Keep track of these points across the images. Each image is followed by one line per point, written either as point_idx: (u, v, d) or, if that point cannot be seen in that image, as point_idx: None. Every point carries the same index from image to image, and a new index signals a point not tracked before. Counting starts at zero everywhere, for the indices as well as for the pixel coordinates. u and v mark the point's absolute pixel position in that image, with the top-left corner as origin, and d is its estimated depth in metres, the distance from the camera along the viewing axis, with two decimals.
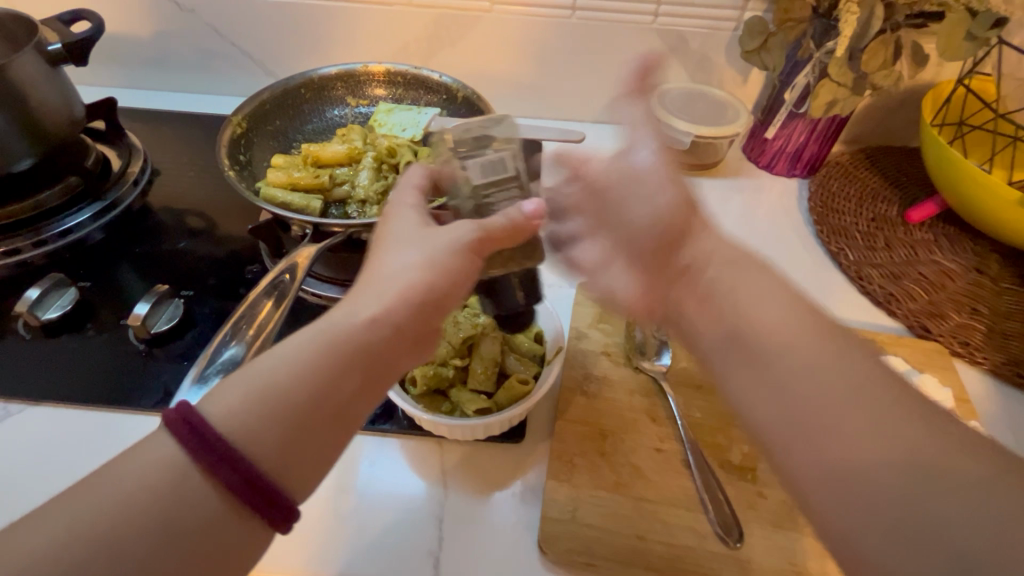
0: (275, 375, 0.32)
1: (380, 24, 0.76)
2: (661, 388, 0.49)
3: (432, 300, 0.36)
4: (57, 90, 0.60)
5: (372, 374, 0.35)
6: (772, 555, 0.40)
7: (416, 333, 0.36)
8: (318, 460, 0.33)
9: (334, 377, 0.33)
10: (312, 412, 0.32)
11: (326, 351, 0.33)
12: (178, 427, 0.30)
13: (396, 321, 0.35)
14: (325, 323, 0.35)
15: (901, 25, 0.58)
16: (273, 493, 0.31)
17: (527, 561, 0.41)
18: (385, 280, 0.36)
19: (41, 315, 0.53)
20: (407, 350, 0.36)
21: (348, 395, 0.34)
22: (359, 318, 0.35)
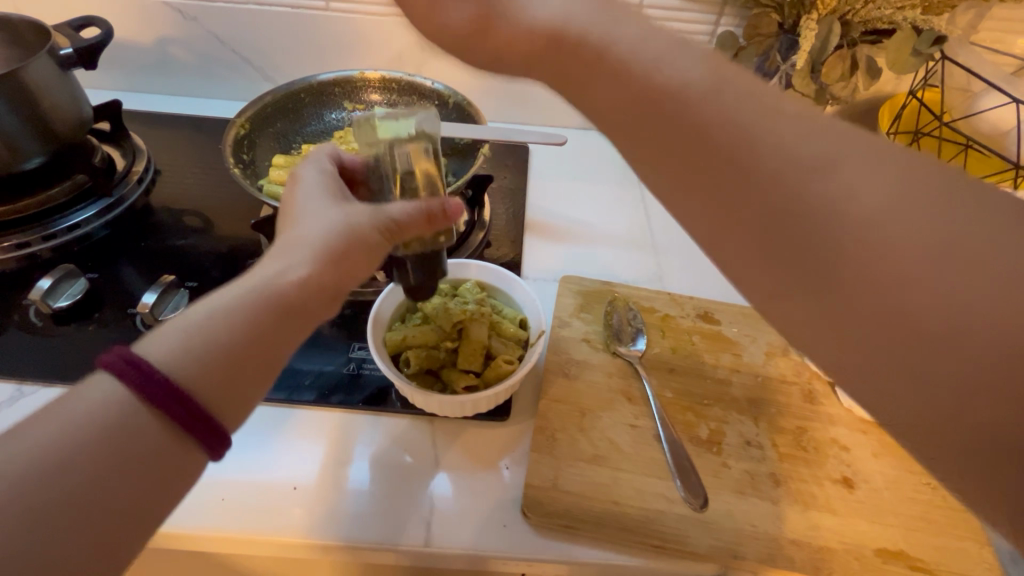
0: (201, 328, 0.32)
1: (376, 32, 0.81)
2: (636, 370, 0.54)
3: (348, 255, 0.38)
4: (67, 92, 0.63)
5: (297, 321, 0.35)
6: (734, 518, 0.44)
7: (335, 283, 0.37)
8: (245, 403, 0.33)
9: (260, 326, 0.34)
10: (243, 358, 0.33)
11: (249, 305, 0.34)
12: (120, 371, 0.30)
13: (317, 271, 0.36)
14: (244, 282, 0.35)
15: (856, 41, 0.64)
16: (213, 427, 0.31)
17: (511, 526, 0.44)
18: (300, 243, 0.37)
19: (52, 303, 0.56)
20: (327, 305, 0.37)
21: (275, 345, 0.34)
22: (286, 275, 0.35)
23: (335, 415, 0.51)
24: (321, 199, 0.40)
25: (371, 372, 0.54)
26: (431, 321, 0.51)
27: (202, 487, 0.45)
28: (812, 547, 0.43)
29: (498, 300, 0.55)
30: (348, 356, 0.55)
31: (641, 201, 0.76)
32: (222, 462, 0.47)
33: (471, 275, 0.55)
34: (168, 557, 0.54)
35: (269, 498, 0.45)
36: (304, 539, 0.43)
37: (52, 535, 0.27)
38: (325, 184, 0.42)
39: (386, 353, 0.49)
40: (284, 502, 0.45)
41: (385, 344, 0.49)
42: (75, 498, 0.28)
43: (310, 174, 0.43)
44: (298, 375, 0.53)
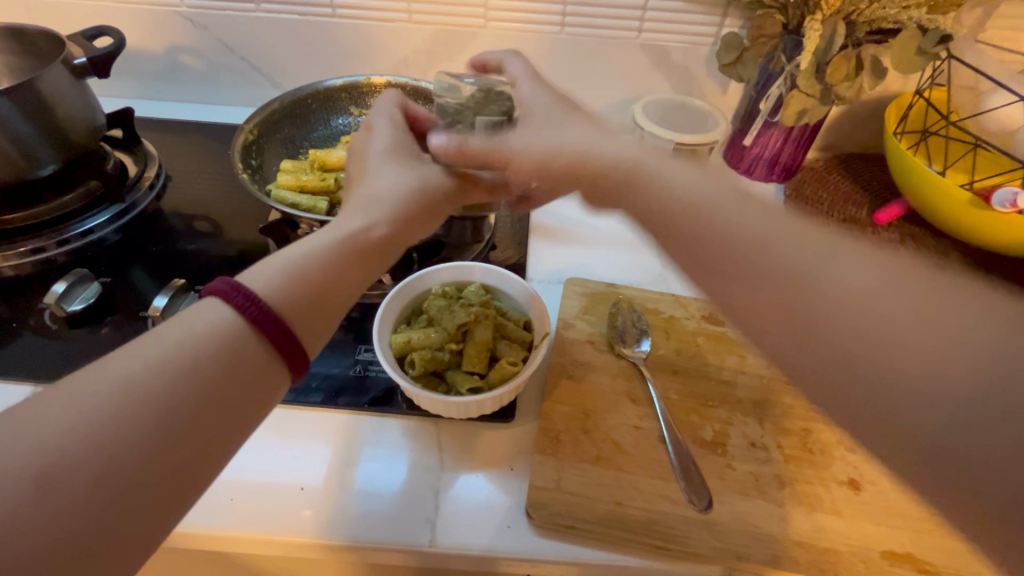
0: (293, 270, 0.36)
1: (382, 38, 0.82)
2: (640, 372, 0.54)
3: (421, 206, 0.43)
4: (81, 101, 0.65)
5: (383, 257, 0.41)
6: (739, 519, 0.44)
7: (411, 225, 0.43)
8: (321, 332, 0.36)
9: (342, 268, 0.38)
10: (326, 293, 0.36)
11: (338, 251, 0.38)
12: (228, 295, 0.33)
13: (399, 218, 0.41)
14: (322, 232, 0.39)
15: (861, 41, 0.63)
16: (298, 347, 0.34)
17: (516, 527, 0.44)
18: (375, 198, 0.42)
19: (66, 307, 0.57)
20: (394, 257, 0.42)
21: (351, 285, 0.38)
22: (366, 227, 0.40)
23: (342, 416, 0.51)
24: (391, 166, 0.44)
25: (377, 373, 0.54)
26: (436, 323, 0.51)
27: (214, 487, 0.46)
28: (818, 549, 0.43)
29: (501, 301, 0.56)
30: (354, 358, 0.56)
31: None
32: (231, 464, 0.47)
33: (476, 278, 0.56)
34: (179, 556, 0.55)
35: (277, 500, 0.45)
36: (312, 540, 0.43)
37: (176, 417, 0.29)
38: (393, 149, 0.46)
39: (391, 356, 0.49)
40: (294, 502, 0.46)
41: (389, 346, 0.50)
42: (196, 394, 0.30)
43: (370, 145, 0.47)
44: (305, 377, 0.54)
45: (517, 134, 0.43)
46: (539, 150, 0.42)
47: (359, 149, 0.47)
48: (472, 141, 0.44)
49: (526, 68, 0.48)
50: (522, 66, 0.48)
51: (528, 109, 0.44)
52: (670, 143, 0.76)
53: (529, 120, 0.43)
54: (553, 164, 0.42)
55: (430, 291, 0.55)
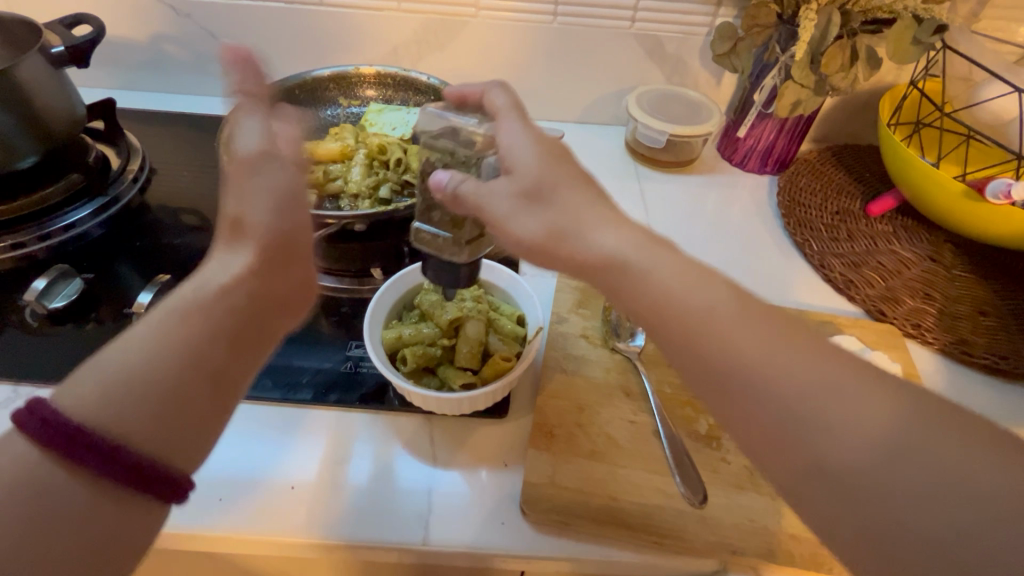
0: (127, 360, 0.32)
1: (371, 27, 0.80)
2: (635, 365, 0.53)
3: (294, 247, 0.39)
4: (59, 91, 0.63)
5: (262, 320, 0.37)
6: (733, 513, 0.44)
7: (286, 281, 0.38)
8: (193, 439, 0.33)
9: (189, 353, 0.33)
10: (184, 393, 0.33)
11: (183, 317, 0.34)
12: (34, 430, 0.29)
13: (260, 271, 0.37)
14: (186, 285, 0.36)
15: (856, 31, 0.63)
16: (159, 478, 0.31)
17: (510, 523, 0.44)
18: (249, 228, 0.37)
19: (47, 304, 0.56)
20: (269, 318, 0.37)
21: (214, 367, 0.34)
22: (210, 289, 0.36)
23: (332, 414, 0.50)
24: (268, 174, 0.38)
25: (369, 368, 0.54)
26: (429, 318, 0.51)
27: (202, 487, 0.45)
28: (813, 542, 0.43)
29: (495, 295, 0.55)
30: (345, 354, 0.55)
31: (640, 196, 0.76)
32: (220, 463, 0.47)
33: None
34: (167, 558, 0.54)
35: (266, 498, 0.45)
36: (302, 539, 0.43)
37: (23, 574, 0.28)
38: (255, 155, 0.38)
39: (382, 352, 0.48)
40: (283, 500, 0.45)
41: (380, 341, 0.49)
42: (46, 544, 0.29)
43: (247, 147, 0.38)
44: (296, 373, 0.53)
45: (499, 187, 0.37)
46: (530, 225, 0.36)
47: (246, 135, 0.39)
48: (465, 189, 0.37)
49: (511, 102, 0.40)
50: (504, 100, 0.40)
51: (511, 165, 0.37)
52: (664, 134, 0.76)
53: (513, 177, 0.37)
54: (533, 246, 0.37)
55: (421, 285, 0.54)
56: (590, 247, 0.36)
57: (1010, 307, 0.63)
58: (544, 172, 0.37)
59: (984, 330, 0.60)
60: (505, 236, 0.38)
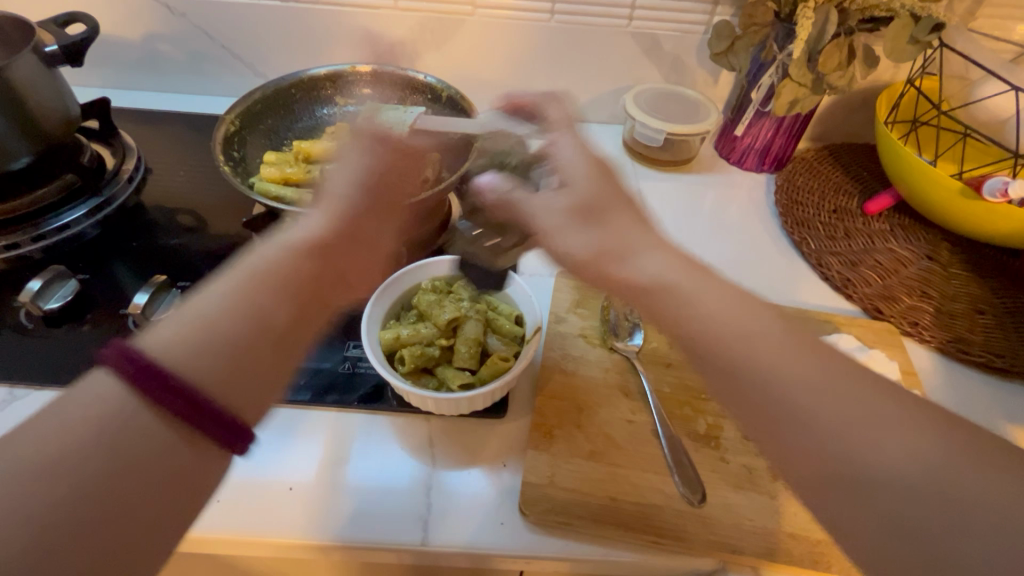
0: (207, 312, 0.36)
1: (367, 26, 0.80)
2: (633, 365, 0.53)
3: (367, 217, 0.44)
4: (54, 91, 0.63)
5: (329, 287, 0.41)
6: (732, 512, 0.44)
7: (355, 250, 0.44)
8: (258, 391, 0.36)
9: (261, 310, 0.38)
10: (252, 348, 0.36)
11: (255, 279, 0.38)
12: (118, 366, 0.32)
13: (334, 237, 0.42)
14: (264, 249, 0.41)
15: (854, 29, 0.62)
16: (230, 422, 0.34)
17: (509, 523, 0.44)
18: (334, 197, 0.43)
19: (43, 305, 0.55)
20: (337, 287, 0.42)
21: (280, 328, 0.38)
22: (279, 254, 0.40)
23: (330, 415, 0.50)
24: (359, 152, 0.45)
25: (367, 369, 0.54)
26: (427, 318, 0.50)
27: None
28: (811, 541, 0.43)
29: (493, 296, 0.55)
30: (343, 355, 0.54)
31: (638, 195, 0.76)
32: None
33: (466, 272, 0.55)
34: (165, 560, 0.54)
35: (264, 499, 0.45)
36: (301, 539, 0.43)
37: (91, 510, 0.30)
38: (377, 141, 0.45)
39: (380, 352, 0.48)
40: (282, 501, 0.45)
41: (378, 343, 0.49)
42: (111, 486, 0.30)
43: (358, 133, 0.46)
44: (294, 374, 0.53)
45: (556, 199, 0.40)
46: (578, 241, 0.39)
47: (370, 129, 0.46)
48: (518, 196, 0.41)
49: (564, 118, 0.46)
50: (560, 114, 0.46)
51: (567, 179, 0.41)
52: (661, 133, 0.76)
53: (569, 192, 0.40)
54: (578, 261, 0.39)
55: (419, 285, 0.54)
56: (636, 269, 0.38)
57: (1006, 305, 0.63)
58: (597, 190, 0.41)
59: (980, 328, 0.60)
60: (554, 248, 0.40)
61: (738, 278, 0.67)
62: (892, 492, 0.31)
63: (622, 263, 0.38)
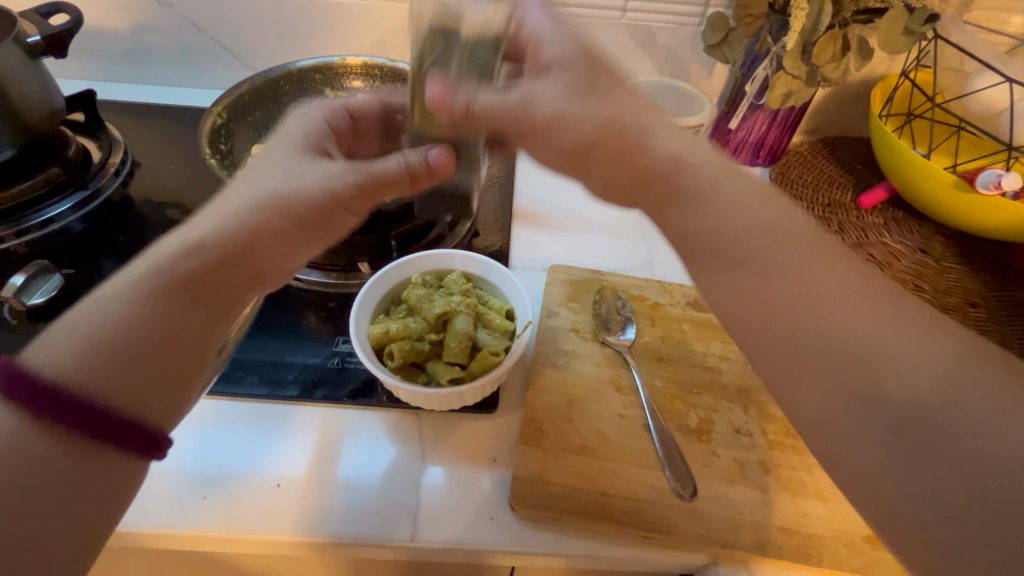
0: (99, 317, 0.32)
1: (358, 18, 0.79)
2: (625, 359, 0.53)
3: (305, 220, 0.39)
4: (37, 82, 0.61)
5: (238, 286, 0.37)
6: (723, 506, 0.44)
7: (285, 249, 0.39)
8: (171, 396, 0.34)
9: (162, 312, 0.33)
10: (158, 354, 0.33)
11: (151, 278, 0.34)
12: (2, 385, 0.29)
13: (261, 233, 0.37)
14: (168, 243, 0.36)
15: (848, 20, 0.62)
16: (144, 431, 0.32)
17: (499, 518, 0.44)
18: (272, 197, 0.37)
19: (26, 301, 0.54)
20: (245, 283, 0.38)
21: (186, 331, 0.34)
22: (182, 247, 0.35)
23: (320, 411, 0.50)
24: (287, 147, 0.41)
25: (357, 364, 0.53)
26: (416, 313, 0.50)
27: (187, 484, 0.44)
28: (802, 535, 0.43)
29: (484, 290, 0.54)
30: (332, 350, 0.54)
31: None
32: (206, 461, 0.46)
33: (456, 266, 0.54)
34: (153, 558, 0.53)
35: (252, 496, 0.44)
36: (289, 536, 0.42)
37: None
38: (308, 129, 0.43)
39: (369, 347, 0.47)
40: (271, 498, 0.44)
41: (368, 337, 0.48)
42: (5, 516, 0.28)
43: (292, 131, 0.42)
44: (282, 369, 0.52)
45: (539, 98, 0.38)
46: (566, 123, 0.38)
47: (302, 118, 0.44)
48: (481, 98, 0.38)
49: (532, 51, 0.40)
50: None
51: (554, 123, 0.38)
52: None
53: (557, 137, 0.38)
54: (561, 142, 0.38)
55: (409, 279, 0.53)
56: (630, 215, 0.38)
57: (999, 298, 0.63)
58: (596, 138, 0.38)
59: (973, 322, 0.60)
60: (546, 146, 0.39)
61: None
62: (883, 486, 0.31)
63: None
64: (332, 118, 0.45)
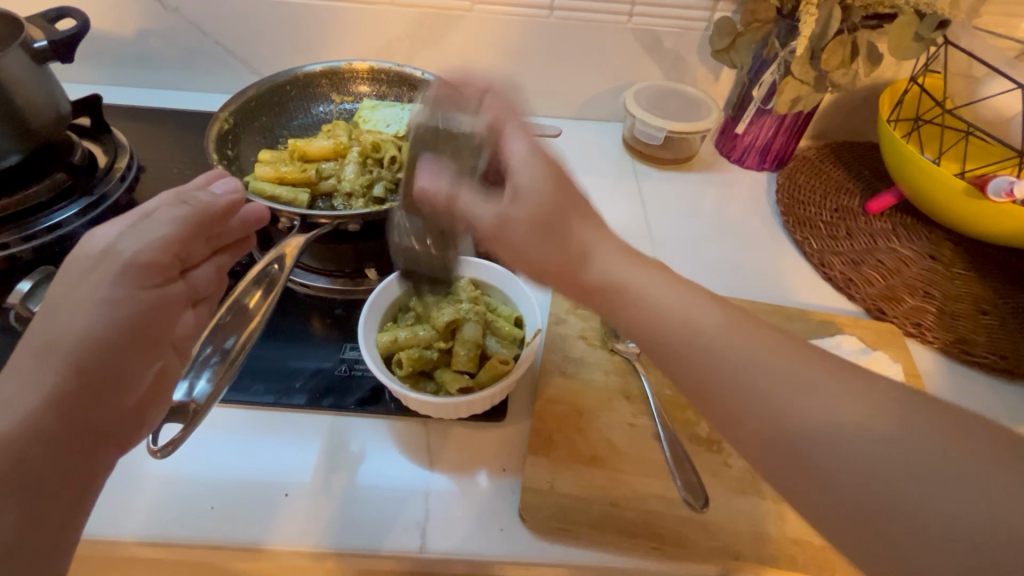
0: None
1: (364, 22, 0.78)
2: (635, 368, 0.52)
3: (121, 351, 0.36)
4: (43, 87, 0.61)
5: (71, 459, 0.34)
6: (735, 517, 0.44)
7: (114, 400, 0.36)
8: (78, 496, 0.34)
9: (59, 411, 0.34)
10: (63, 455, 0.34)
11: (44, 374, 0.34)
12: None
13: (60, 403, 0.34)
14: (44, 329, 0.35)
15: (857, 26, 0.62)
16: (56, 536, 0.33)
17: (509, 530, 0.43)
18: (50, 349, 0.34)
19: (33, 307, 0.53)
20: (144, 362, 0.37)
21: (90, 426, 0.35)
22: (66, 333, 0.34)
23: (327, 420, 0.49)
24: (105, 274, 0.36)
25: (365, 371, 0.53)
26: (424, 320, 0.49)
27: (193, 496, 0.44)
28: (814, 547, 0.43)
29: (492, 297, 0.54)
30: (339, 358, 0.53)
31: (638, 194, 0.76)
32: (212, 470, 0.46)
33: (465, 273, 0.53)
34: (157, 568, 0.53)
35: (256, 508, 0.44)
36: (294, 548, 0.42)
37: None
38: (163, 241, 0.38)
39: (377, 355, 0.47)
40: (276, 508, 0.44)
41: (376, 346, 0.48)
42: None
43: (122, 248, 0.37)
44: (288, 378, 0.52)
45: (514, 213, 0.37)
46: (536, 249, 0.37)
47: (142, 232, 0.38)
48: (463, 195, 0.39)
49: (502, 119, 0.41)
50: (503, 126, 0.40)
51: (517, 185, 0.37)
52: (662, 131, 0.75)
53: (522, 203, 0.37)
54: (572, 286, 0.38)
55: (416, 286, 0.53)
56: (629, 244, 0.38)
57: (1009, 306, 0.62)
58: (552, 203, 0.37)
59: (984, 330, 0.60)
60: (516, 256, 0.39)
61: (739, 277, 0.66)
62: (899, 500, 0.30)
63: (624, 263, 0.38)
64: (131, 232, 0.38)
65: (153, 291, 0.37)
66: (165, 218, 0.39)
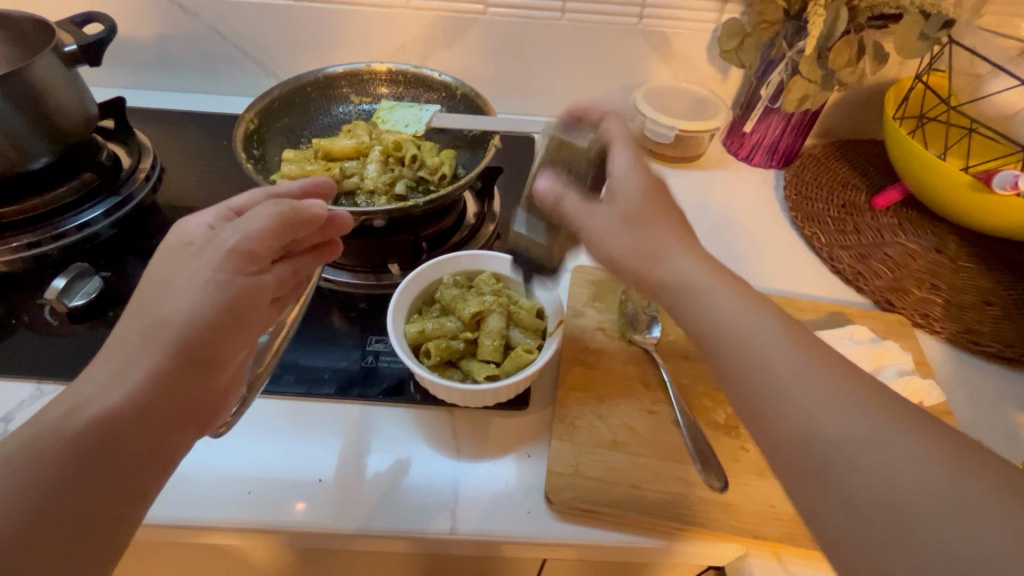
0: (104, 395, 0.33)
1: (380, 25, 0.80)
2: (652, 357, 0.54)
3: (222, 331, 0.37)
4: (74, 90, 0.63)
5: (163, 433, 0.34)
6: (753, 499, 0.45)
7: (209, 380, 0.37)
8: (174, 451, 0.35)
9: (161, 385, 0.34)
10: (164, 426, 0.34)
11: (145, 349, 0.34)
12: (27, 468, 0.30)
13: (163, 379, 0.34)
14: (148, 311, 0.36)
15: (863, 26, 0.64)
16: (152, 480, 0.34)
17: (536, 511, 0.45)
18: (159, 327, 0.35)
19: (67, 302, 0.55)
20: (237, 346, 0.38)
21: (187, 402, 0.35)
22: (170, 313, 0.35)
23: (354, 409, 0.51)
24: (211, 257, 0.38)
25: (391, 363, 0.54)
26: (451, 312, 0.51)
27: (229, 481, 0.46)
28: None
29: (514, 290, 0.55)
30: (364, 350, 0.55)
31: None
32: (247, 458, 0.47)
33: (487, 267, 0.55)
34: (188, 552, 0.55)
35: (291, 491, 0.45)
36: (330, 527, 0.44)
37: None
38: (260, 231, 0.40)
39: (405, 345, 0.49)
40: (313, 491, 0.45)
41: (403, 336, 0.50)
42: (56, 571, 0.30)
43: (225, 237, 0.39)
44: (316, 370, 0.53)
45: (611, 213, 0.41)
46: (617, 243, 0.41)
47: (244, 222, 0.40)
48: (568, 199, 0.43)
49: (623, 133, 0.44)
50: (618, 130, 0.44)
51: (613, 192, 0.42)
52: (673, 130, 0.76)
53: (616, 204, 0.41)
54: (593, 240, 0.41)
55: (440, 279, 0.54)
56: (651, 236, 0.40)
57: (1015, 296, 0.64)
58: (645, 207, 0.41)
59: (989, 319, 0.62)
60: (599, 248, 0.42)
61: (750, 271, 0.68)
62: None
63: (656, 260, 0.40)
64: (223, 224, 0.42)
65: (250, 277, 0.39)
66: (267, 208, 0.41)
